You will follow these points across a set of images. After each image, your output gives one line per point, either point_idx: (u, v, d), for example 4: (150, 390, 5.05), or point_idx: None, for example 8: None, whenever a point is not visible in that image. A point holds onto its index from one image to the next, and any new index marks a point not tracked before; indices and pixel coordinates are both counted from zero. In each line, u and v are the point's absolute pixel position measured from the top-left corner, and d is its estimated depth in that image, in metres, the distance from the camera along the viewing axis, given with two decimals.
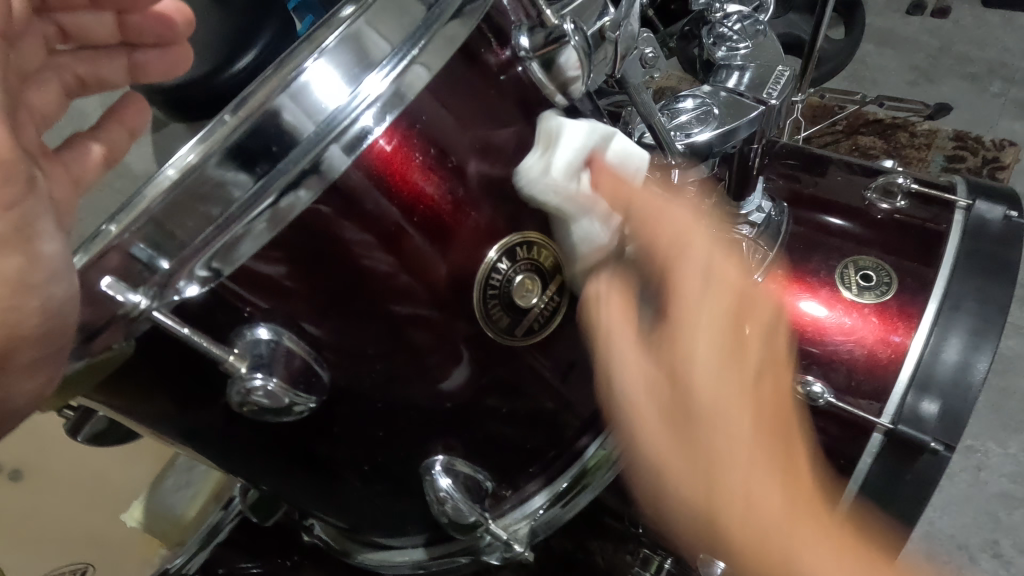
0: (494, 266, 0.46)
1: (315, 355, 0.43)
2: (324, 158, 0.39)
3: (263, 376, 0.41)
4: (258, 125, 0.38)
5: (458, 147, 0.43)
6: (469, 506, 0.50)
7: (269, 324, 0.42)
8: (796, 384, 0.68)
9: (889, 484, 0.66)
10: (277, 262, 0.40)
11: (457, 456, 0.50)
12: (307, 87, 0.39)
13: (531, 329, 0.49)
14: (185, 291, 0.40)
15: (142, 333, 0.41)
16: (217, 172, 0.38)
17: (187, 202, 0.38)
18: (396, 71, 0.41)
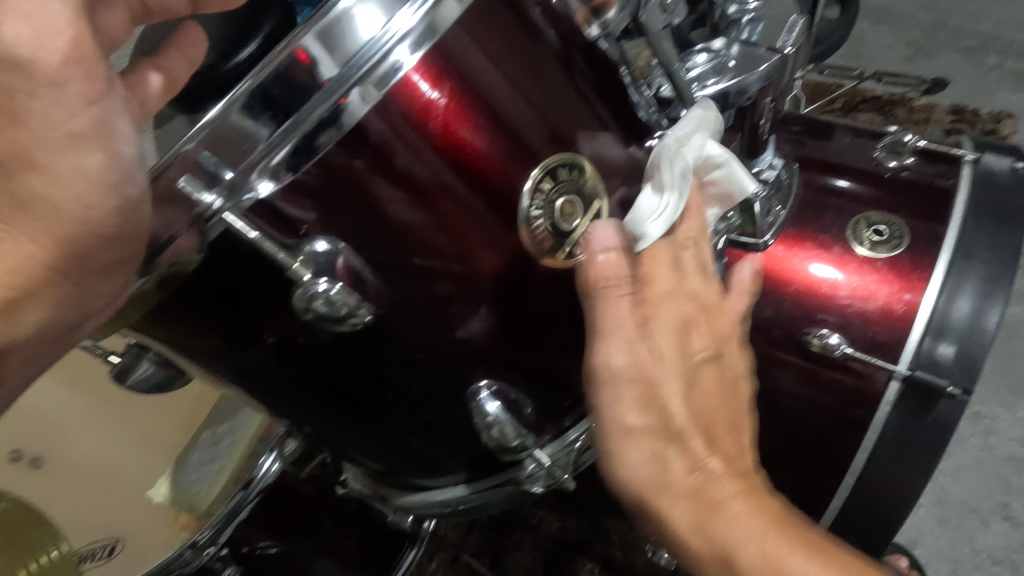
0: (537, 186, 0.45)
1: (370, 269, 0.44)
2: (345, 104, 0.40)
3: (326, 281, 0.42)
4: (289, 64, 0.38)
5: (495, 92, 0.43)
6: (514, 429, 0.51)
7: (329, 237, 0.42)
8: (813, 337, 0.69)
9: (910, 428, 0.67)
10: (312, 210, 0.42)
11: (501, 382, 0.51)
12: (337, 26, 0.39)
13: (571, 253, 0.48)
14: (261, 184, 0.41)
15: (216, 237, 0.42)
16: (244, 114, 0.39)
17: (223, 138, 0.39)
18: (429, 5, 0.40)
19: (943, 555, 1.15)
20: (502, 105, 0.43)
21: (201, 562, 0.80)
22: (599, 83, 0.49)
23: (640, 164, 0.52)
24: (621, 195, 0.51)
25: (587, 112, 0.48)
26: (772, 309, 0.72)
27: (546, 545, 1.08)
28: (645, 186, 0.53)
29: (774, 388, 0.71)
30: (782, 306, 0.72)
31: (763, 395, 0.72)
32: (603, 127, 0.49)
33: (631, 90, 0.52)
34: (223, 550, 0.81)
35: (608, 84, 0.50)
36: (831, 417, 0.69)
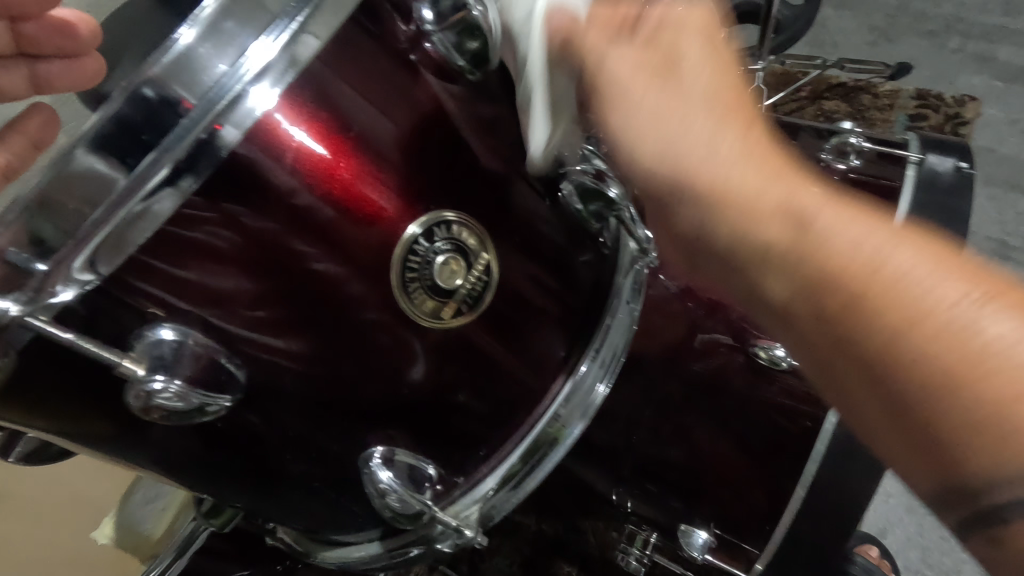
0: (412, 244, 0.43)
1: (226, 352, 0.42)
2: (218, 137, 0.37)
3: (163, 377, 0.39)
4: (140, 99, 0.34)
5: (371, 124, 0.41)
6: (412, 497, 0.47)
7: (174, 325, 0.40)
8: (760, 349, 0.69)
9: (854, 436, 0.68)
10: (212, 272, 0.40)
11: (398, 447, 0.48)
12: (185, 63, 0.35)
13: (458, 312, 0.45)
14: (61, 294, 0.37)
15: (30, 343, 0.38)
16: (92, 156, 0.34)
17: (67, 186, 0.34)
18: (284, 39, 0.38)
19: (912, 543, 1.16)
20: (379, 134, 0.42)
21: None
22: (497, 115, 0.48)
23: (546, 199, 0.51)
24: (530, 224, 0.49)
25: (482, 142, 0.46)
26: (716, 320, 0.71)
27: (522, 547, 1.07)
28: (563, 220, 0.52)
29: (724, 400, 0.70)
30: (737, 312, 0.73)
31: (726, 408, 0.71)
32: (502, 155, 0.48)
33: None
34: None
35: (506, 110, 0.48)
36: None
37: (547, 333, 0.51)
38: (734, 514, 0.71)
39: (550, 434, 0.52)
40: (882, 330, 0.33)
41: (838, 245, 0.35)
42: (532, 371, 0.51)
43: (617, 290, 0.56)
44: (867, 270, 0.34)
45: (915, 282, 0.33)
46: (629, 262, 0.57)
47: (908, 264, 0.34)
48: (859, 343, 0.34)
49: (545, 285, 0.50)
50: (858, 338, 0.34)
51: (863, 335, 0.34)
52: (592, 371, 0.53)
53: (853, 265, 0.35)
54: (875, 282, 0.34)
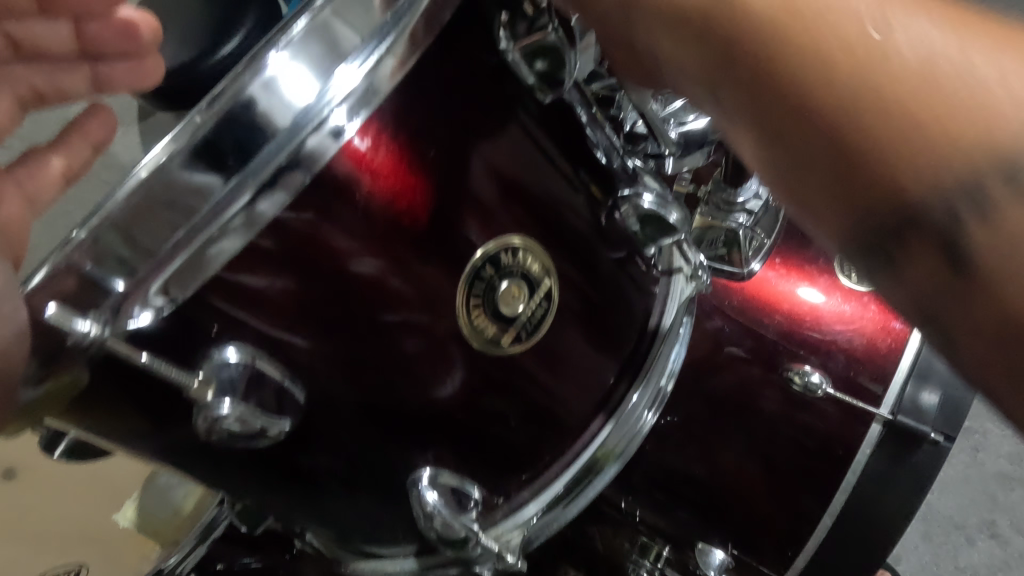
0: (479, 269, 0.43)
1: (288, 375, 0.41)
2: (306, 153, 0.36)
3: (228, 403, 0.38)
4: (235, 114, 0.35)
5: (446, 149, 0.40)
6: (457, 520, 0.45)
7: (239, 345, 0.39)
8: (794, 374, 0.67)
9: (889, 472, 0.66)
10: (265, 276, 0.38)
11: (443, 468, 0.46)
12: (276, 87, 0.35)
13: (517, 338, 0.45)
14: (138, 318, 0.37)
15: (101, 360, 0.38)
16: (186, 169, 0.35)
17: (158, 201, 0.35)
18: (369, 65, 0.37)
19: (925, 571, 1.14)
20: (453, 160, 0.40)
21: None
22: (561, 135, 0.46)
23: (602, 219, 0.48)
24: (583, 245, 0.47)
25: (544, 160, 0.44)
26: (753, 343, 0.70)
27: None
28: (614, 242, 0.50)
29: (758, 425, 0.69)
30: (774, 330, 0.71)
31: (760, 432, 0.68)
32: (565, 177, 0.46)
33: (590, 130, 0.48)
34: None
35: (570, 130, 0.46)
36: (811, 457, 0.67)
37: (591, 358, 0.49)
38: (760, 538, 0.69)
39: (598, 460, 0.52)
40: (889, 123, 0.23)
41: (909, 51, 0.23)
42: (577, 395, 0.50)
43: (665, 318, 0.55)
44: (912, 81, 0.23)
45: (973, 88, 0.22)
46: (681, 292, 0.56)
47: (995, 90, 0.22)
48: (899, 156, 0.23)
49: (596, 308, 0.49)
50: (843, 147, 0.25)
51: (827, 30, 0.25)
52: (643, 398, 0.54)
53: (932, 94, 0.23)
54: (933, 116, 0.23)
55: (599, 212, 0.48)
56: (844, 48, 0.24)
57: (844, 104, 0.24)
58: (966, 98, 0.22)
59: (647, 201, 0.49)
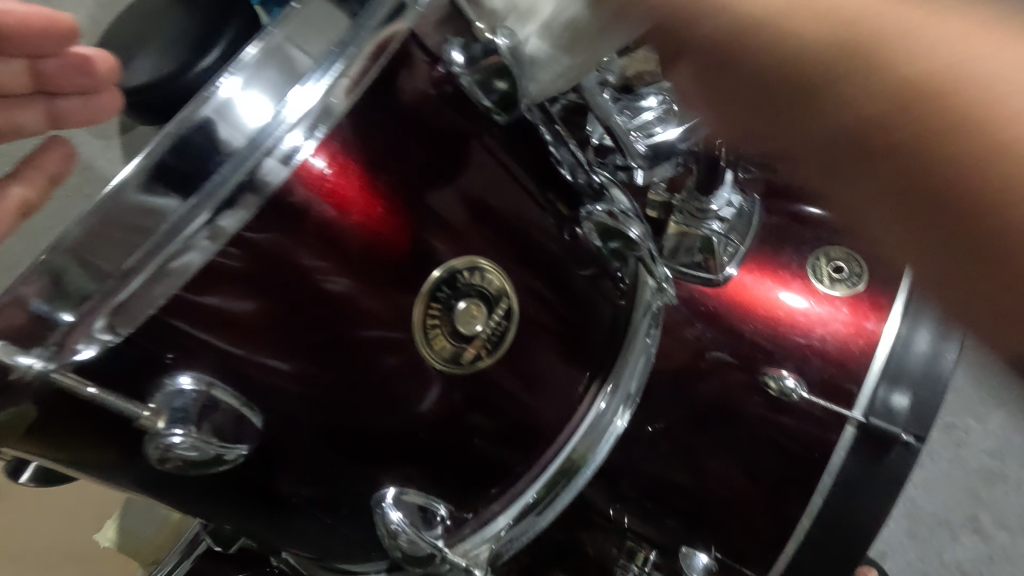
0: (434, 290, 0.43)
1: (244, 400, 0.40)
2: (260, 173, 0.36)
3: (181, 431, 0.37)
4: (188, 139, 0.34)
5: (406, 168, 0.41)
6: (422, 538, 0.45)
7: (194, 372, 0.39)
8: (770, 379, 0.68)
9: (866, 476, 0.66)
10: (227, 294, 0.38)
11: (408, 487, 0.46)
12: (229, 110, 0.35)
13: (477, 357, 0.45)
14: (82, 352, 0.36)
15: (48, 396, 0.36)
16: (140, 193, 0.34)
17: (113, 223, 0.34)
18: (322, 85, 0.37)
19: (910, 567, 1.15)
20: (413, 179, 0.41)
21: None
22: (519, 152, 0.47)
23: (566, 236, 0.50)
24: (550, 258, 0.48)
25: (506, 176, 0.45)
26: (728, 348, 0.71)
27: None
28: (580, 257, 0.51)
29: (735, 429, 0.69)
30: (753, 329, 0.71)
31: (737, 436, 0.69)
32: (528, 192, 0.47)
33: (553, 147, 0.50)
34: None
35: (528, 147, 0.48)
36: (787, 461, 0.68)
37: (559, 370, 0.50)
38: (739, 543, 0.70)
39: (564, 471, 0.51)
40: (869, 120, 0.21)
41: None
42: (550, 407, 0.50)
43: (631, 330, 0.55)
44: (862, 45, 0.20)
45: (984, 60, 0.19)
46: (647, 304, 0.55)
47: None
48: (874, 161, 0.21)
49: (564, 319, 0.49)
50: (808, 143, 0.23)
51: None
52: (610, 408, 0.53)
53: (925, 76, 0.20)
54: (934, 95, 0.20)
55: (564, 228, 0.50)
56: (853, 34, 0.20)
57: (855, 93, 0.21)
58: (997, 95, 0.19)
59: (609, 217, 0.51)
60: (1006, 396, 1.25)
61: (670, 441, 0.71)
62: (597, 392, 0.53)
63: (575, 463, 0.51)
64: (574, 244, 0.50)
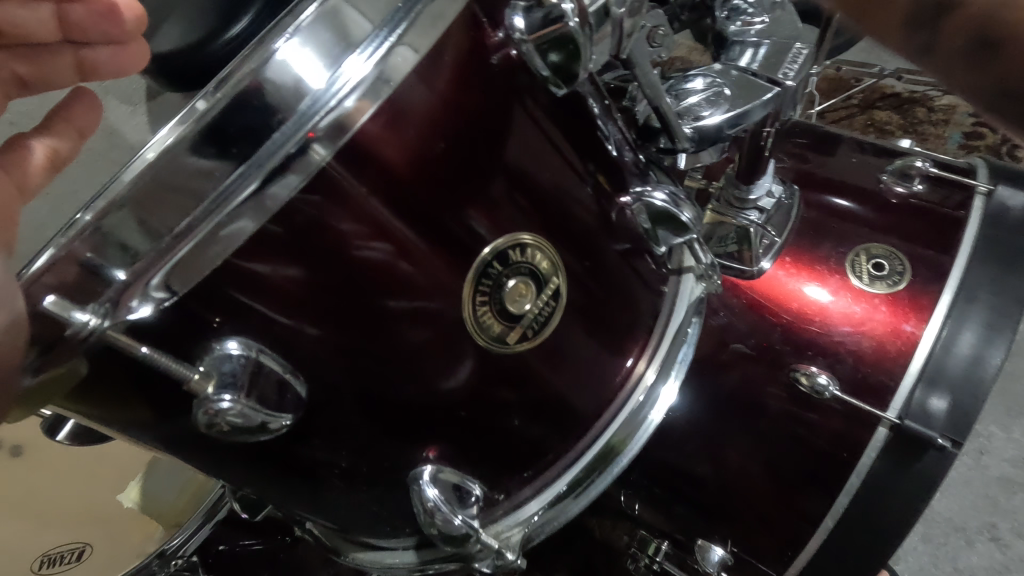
0: (485, 268, 0.42)
1: (290, 368, 0.40)
2: (314, 140, 0.35)
3: (229, 398, 0.37)
4: (244, 101, 0.33)
5: (456, 139, 0.40)
6: (456, 518, 0.45)
7: (242, 338, 0.38)
8: (802, 375, 0.66)
9: (894, 477, 0.64)
10: (271, 261, 0.37)
11: (446, 466, 0.46)
12: (285, 73, 0.34)
13: (524, 336, 0.44)
14: (137, 310, 0.36)
15: (99, 350, 0.37)
16: (194, 155, 0.33)
17: (165, 186, 0.33)
18: (379, 52, 0.36)
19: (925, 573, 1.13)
20: (461, 151, 0.40)
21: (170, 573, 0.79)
22: (568, 127, 0.45)
23: (612, 216, 0.49)
24: (590, 236, 0.47)
25: (551, 150, 0.44)
26: (760, 340, 0.70)
27: None
28: (622, 240, 0.50)
29: (762, 423, 0.68)
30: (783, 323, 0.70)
31: (763, 429, 0.68)
32: (573, 169, 0.46)
33: (602, 124, 0.48)
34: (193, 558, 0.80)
35: (576, 120, 0.46)
36: (815, 457, 0.67)
37: (594, 354, 0.49)
38: (760, 539, 0.69)
39: (601, 459, 0.51)
40: None
41: None
42: (582, 389, 0.49)
43: (673, 320, 0.55)
44: None
45: None
46: (690, 293, 0.57)
47: None
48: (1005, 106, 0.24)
49: (600, 300, 0.48)
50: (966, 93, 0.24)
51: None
52: (649, 399, 0.53)
53: None
54: None
55: (609, 207, 0.49)
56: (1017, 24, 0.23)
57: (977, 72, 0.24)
58: None
59: (658, 200, 0.49)
60: None
61: (696, 431, 0.71)
62: (636, 382, 0.53)
63: (613, 449, 0.52)
64: (615, 225, 0.49)
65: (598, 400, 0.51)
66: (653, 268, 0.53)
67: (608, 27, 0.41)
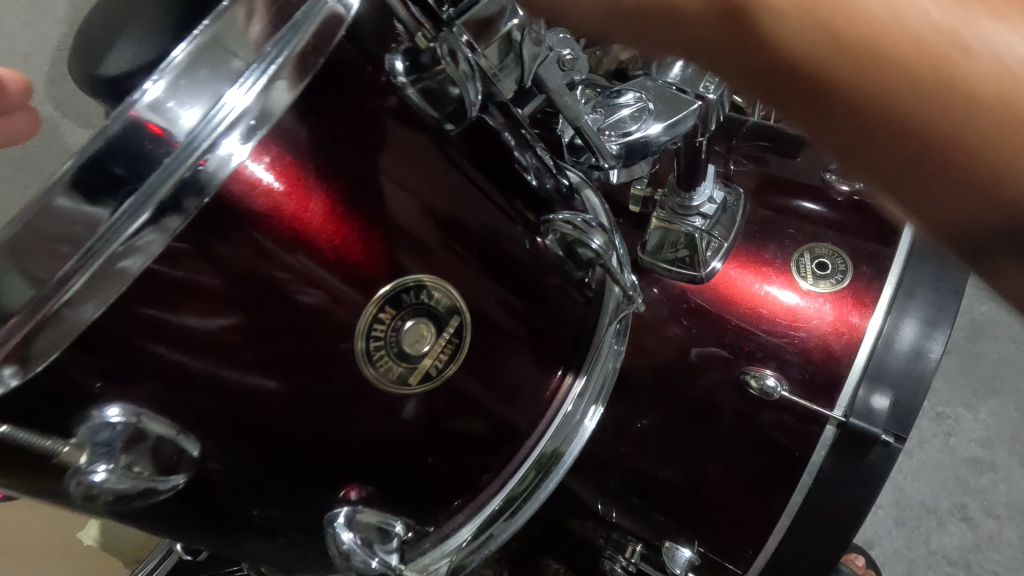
0: (376, 313, 0.41)
1: (180, 430, 0.39)
2: (202, 173, 0.35)
3: (101, 466, 0.36)
4: (119, 141, 0.32)
5: (359, 176, 0.39)
6: (373, 560, 0.45)
7: (123, 403, 0.37)
8: (752, 377, 0.67)
9: (844, 475, 0.65)
10: (173, 308, 0.36)
11: (362, 507, 0.46)
12: (159, 111, 0.33)
13: (429, 373, 0.44)
14: None
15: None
16: (73, 199, 0.32)
17: (42, 232, 0.32)
18: (259, 84, 0.35)
19: (899, 555, 1.15)
20: (368, 187, 0.40)
21: None
22: (480, 156, 0.46)
23: (528, 245, 0.48)
24: (513, 261, 0.47)
25: (462, 177, 0.44)
26: (712, 346, 0.70)
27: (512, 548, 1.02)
28: (545, 261, 0.50)
29: (716, 426, 0.69)
30: (733, 328, 0.70)
31: (717, 433, 0.69)
32: (487, 194, 0.46)
33: (519, 153, 0.49)
34: None
35: (493, 150, 0.47)
36: (767, 457, 0.67)
37: (526, 371, 0.50)
38: (718, 537, 0.71)
39: (533, 475, 0.52)
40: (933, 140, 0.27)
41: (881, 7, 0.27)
42: (513, 407, 0.50)
43: (599, 335, 0.55)
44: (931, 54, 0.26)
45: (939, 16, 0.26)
46: (614, 310, 0.55)
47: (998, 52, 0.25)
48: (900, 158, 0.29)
49: (529, 319, 0.49)
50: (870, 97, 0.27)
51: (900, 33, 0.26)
52: (577, 410, 0.53)
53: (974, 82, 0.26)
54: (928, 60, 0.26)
55: (524, 236, 0.48)
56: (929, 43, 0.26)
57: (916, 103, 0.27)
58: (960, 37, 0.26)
59: (568, 225, 0.49)
60: (999, 384, 1.25)
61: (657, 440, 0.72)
62: (566, 394, 0.54)
63: (552, 456, 0.53)
64: (534, 254, 0.49)
65: (527, 414, 0.51)
66: (580, 281, 0.53)
67: (511, 56, 0.44)
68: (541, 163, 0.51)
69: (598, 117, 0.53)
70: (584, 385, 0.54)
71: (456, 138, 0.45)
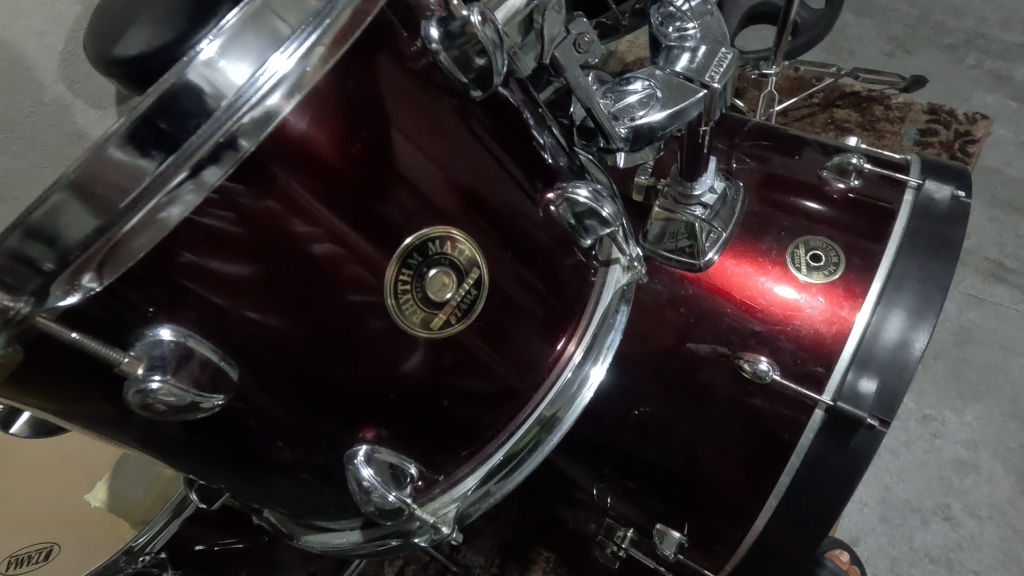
0: (405, 258, 0.44)
1: (224, 355, 0.42)
2: (241, 131, 0.37)
3: (158, 377, 0.38)
4: (170, 97, 0.34)
5: (387, 141, 0.42)
6: (390, 496, 0.48)
7: (174, 324, 0.40)
8: (746, 362, 0.69)
9: (830, 457, 0.67)
10: (210, 256, 0.39)
11: (380, 447, 0.49)
12: (210, 73, 0.35)
13: (446, 322, 0.47)
14: (67, 298, 0.37)
15: (31, 337, 0.37)
16: (126, 149, 0.34)
17: (95, 177, 0.34)
18: (301, 52, 0.38)
19: (882, 552, 1.17)
20: (395, 153, 0.42)
21: (137, 568, 0.78)
22: (499, 130, 0.48)
23: (541, 213, 0.51)
24: (524, 233, 0.50)
25: (481, 149, 0.47)
26: (708, 331, 0.73)
27: (504, 532, 1.04)
28: (555, 234, 0.53)
29: (709, 408, 0.72)
30: (729, 316, 0.73)
31: (709, 416, 0.72)
32: (505, 169, 0.48)
33: (536, 132, 0.52)
34: (161, 554, 0.80)
35: (512, 127, 0.49)
36: (757, 439, 0.70)
37: (531, 338, 0.53)
38: (706, 515, 0.74)
39: (528, 440, 0.54)
40: None
41: None
42: (517, 372, 0.53)
43: (600, 306, 0.58)
44: None
45: None
46: (617, 280, 0.59)
47: None
48: None
49: (537, 289, 0.52)
50: None
51: None
52: (575, 377, 0.56)
53: None
54: None
55: (539, 206, 0.51)
56: None
57: None
58: None
59: (581, 196, 0.52)
60: (984, 389, 1.28)
61: (651, 421, 0.75)
62: (566, 362, 0.56)
63: (548, 421, 0.55)
64: (546, 226, 0.52)
65: (527, 378, 0.54)
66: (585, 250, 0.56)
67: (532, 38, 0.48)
68: (557, 143, 0.54)
69: (609, 101, 0.55)
70: (588, 349, 0.56)
71: (477, 109, 0.47)
